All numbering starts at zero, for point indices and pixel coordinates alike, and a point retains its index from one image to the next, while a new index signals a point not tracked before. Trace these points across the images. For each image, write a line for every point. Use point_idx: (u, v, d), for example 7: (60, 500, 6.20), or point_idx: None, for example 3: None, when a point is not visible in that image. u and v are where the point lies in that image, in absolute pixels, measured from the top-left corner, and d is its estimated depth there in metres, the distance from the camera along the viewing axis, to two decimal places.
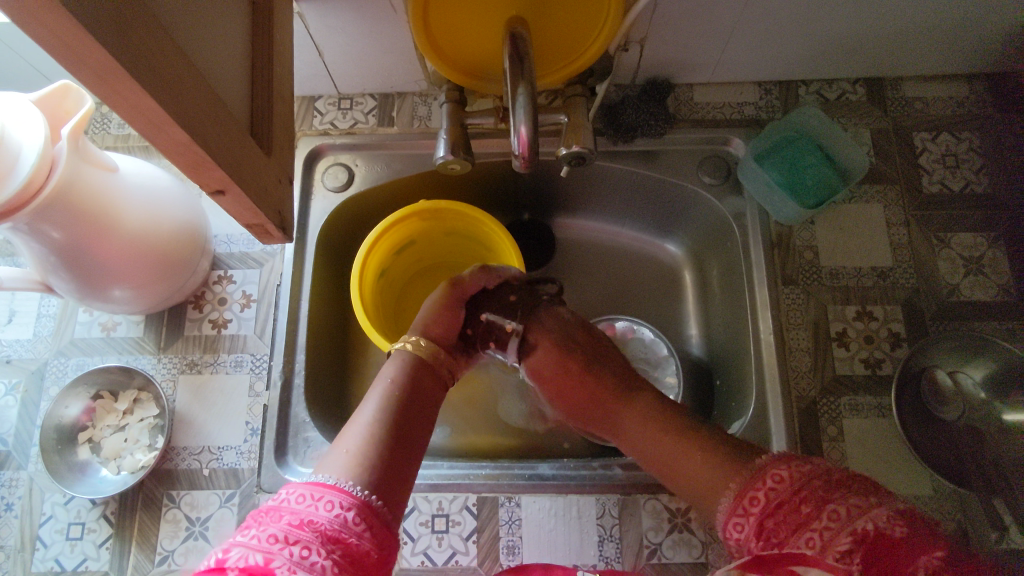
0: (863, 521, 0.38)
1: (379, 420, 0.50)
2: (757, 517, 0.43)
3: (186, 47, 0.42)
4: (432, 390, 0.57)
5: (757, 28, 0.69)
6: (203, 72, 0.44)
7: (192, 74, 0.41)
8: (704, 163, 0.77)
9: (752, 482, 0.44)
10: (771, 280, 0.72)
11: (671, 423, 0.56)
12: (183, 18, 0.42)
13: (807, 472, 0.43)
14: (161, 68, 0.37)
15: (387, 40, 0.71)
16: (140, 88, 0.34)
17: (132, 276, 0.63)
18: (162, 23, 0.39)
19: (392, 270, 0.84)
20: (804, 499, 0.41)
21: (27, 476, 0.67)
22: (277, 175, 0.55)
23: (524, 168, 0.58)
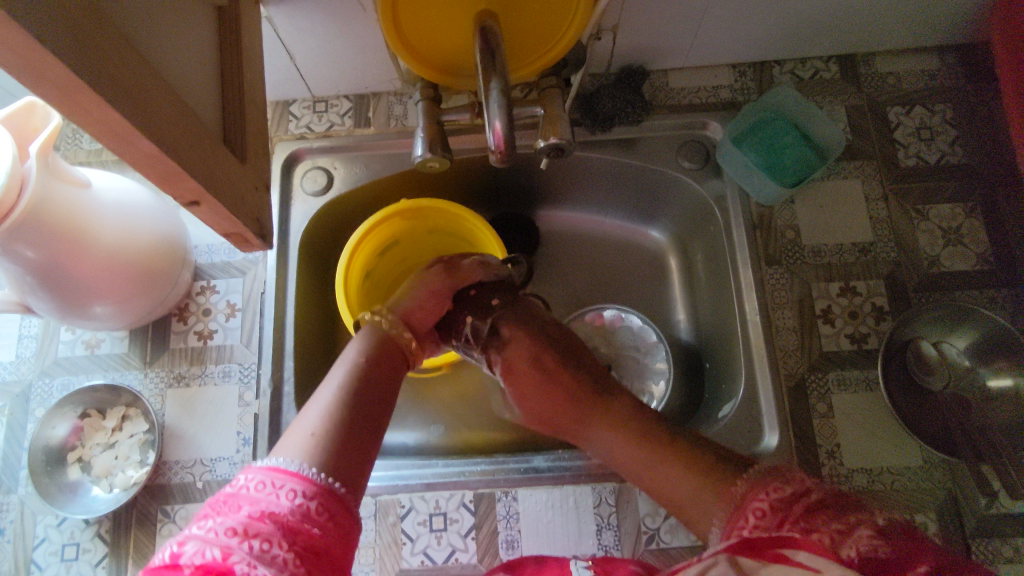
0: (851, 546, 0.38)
1: (343, 401, 0.49)
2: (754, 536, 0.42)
3: (149, 56, 0.41)
4: (397, 367, 0.56)
5: (727, 11, 0.69)
6: (169, 80, 0.44)
7: (158, 84, 0.40)
8: (683, 148, 0.77)
9: (738, 512, 0.45)
10: (755, 260, 0.72)
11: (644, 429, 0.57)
12: (144, 26, 0.42)
13: (788, 498, 0.43)
14: (124, 78, 0.36)
15: (358, 39, 0.70)
16: (104, 100, 0.34)
17: (111, 291, 0.62)
18: (123, 32, 0.38)
19: (376, 271, 0.84)
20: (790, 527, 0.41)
21: (17, 499, 0.66)
22: (253, 182, 0.54)
23: (502, 163, 0.58)
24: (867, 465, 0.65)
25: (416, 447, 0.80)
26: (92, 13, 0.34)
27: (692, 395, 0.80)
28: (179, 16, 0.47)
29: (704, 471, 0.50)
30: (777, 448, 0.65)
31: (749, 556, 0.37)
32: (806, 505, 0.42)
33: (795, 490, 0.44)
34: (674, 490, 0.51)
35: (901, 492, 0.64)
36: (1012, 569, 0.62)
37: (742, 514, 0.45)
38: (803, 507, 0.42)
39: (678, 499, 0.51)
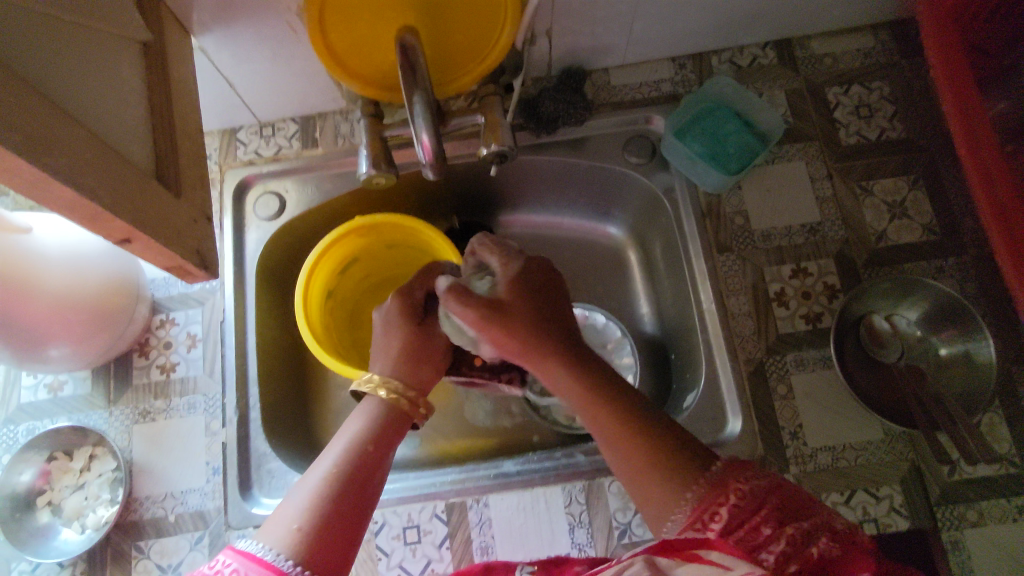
0: (812, 545, 0.39)
1: (331, 481, 0.50)
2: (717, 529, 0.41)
3: (64, 100, 0.42)
4: (395, 431, 0.57)
5: (658, 6, 0.70)
6: (88, 121, 0.44)
7: (73, 128, 0.41)
8: (628, 145, 0.78)
9: (715, 493, 0.43)
10: (706, 249, 0.73)
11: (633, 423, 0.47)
12: (58, 71, 0.42)
13: (757, 488, 0.42)
14: (31, 126, 0.36)
15: (295, 63, 0.70)
16: (15, 149, 0.34)
17: (64, 332, 0.63)
18: (28, 77, 0.39)
19: (339, 290, 0.84)
20: (762, 516, 0.41)
21: None
22: (193, 215, 0.55)
23: (437, 175, 0.59)
24: (830, 442, 0.66)
25: None
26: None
27: (660, 387, 0.81)
28: (100, 58, 0.48)
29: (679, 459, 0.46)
30: (740, 434, 0.67)
31: (667, 556, 0.40)
32: (770, 508, 0.41)
33: (765, 483, 0.43)
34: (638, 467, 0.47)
35: (865, 466, 0.65)
36: (978, 532, 0.63)
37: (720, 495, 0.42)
38: (774, 503, 0.41)
39: (649, 492, 0.46)
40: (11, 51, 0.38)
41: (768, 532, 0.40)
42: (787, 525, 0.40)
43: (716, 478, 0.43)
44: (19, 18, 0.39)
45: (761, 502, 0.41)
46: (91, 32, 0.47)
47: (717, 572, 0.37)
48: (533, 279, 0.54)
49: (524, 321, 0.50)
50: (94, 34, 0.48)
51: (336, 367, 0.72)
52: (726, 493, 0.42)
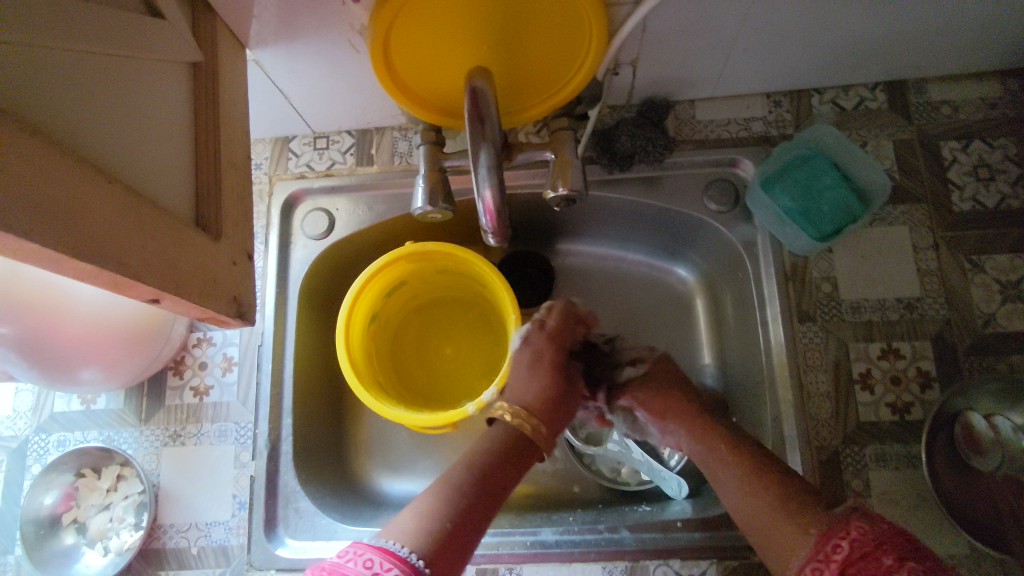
0: None
1: (463, 488, 0.49)
2: (839, 563, 0.41)
3: (93, 148, 0.37)
4: (520, 453, 0.55)
5: (761, 39, 0.62)
6: (117, 167, 0.39)
7: (102, 185, 0.36)
8: (709, 189, 0.71)
9: (835, 529, 0.43)
10: (786, 317, 0.66)
11: (771, 474, 0.51)
12: (87, 113, 0.37)
13: (877, 534, 0.41)
14: (53, 193, 0.32)
15: (355, 79, 0.65)
16: (31, 228, 0.30)
17: (97, 356, 0.60)
18: (47, 129, 0.34)
19: (384, 312, 0.80)
20: (885, 550, 0.40)
21: (15, 559, 0.66)
22: (233, 257, 0.50)
23: (498, 235, 0.52)
24: None
25: None
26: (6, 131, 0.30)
27: None
28: (143, 90, 0.43)
29: (793, 496, 0.49)
30: None
31: None
32: (898, 543, 0.40)
33: (886, 529, 0.41)
34: (751, 504, 0.51)
35: None
36: None
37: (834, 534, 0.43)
38: (892, 542, 0.40)
39: (767, 522, 0.49)
40: (30, 100, 0.33)
41: (889, 563, 0.39)
42: (906, 563, 0.38)
43: (836, 519, 0.44)
44: (40, 58, 0.35)
45: (879, 541, 0.40)
46: (132, 60, 0.42)
47: None
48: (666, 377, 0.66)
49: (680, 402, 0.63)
50: (134, 59, 0.43)
51: (376, 406, 0.68)
52: (847, 528, 0.43)
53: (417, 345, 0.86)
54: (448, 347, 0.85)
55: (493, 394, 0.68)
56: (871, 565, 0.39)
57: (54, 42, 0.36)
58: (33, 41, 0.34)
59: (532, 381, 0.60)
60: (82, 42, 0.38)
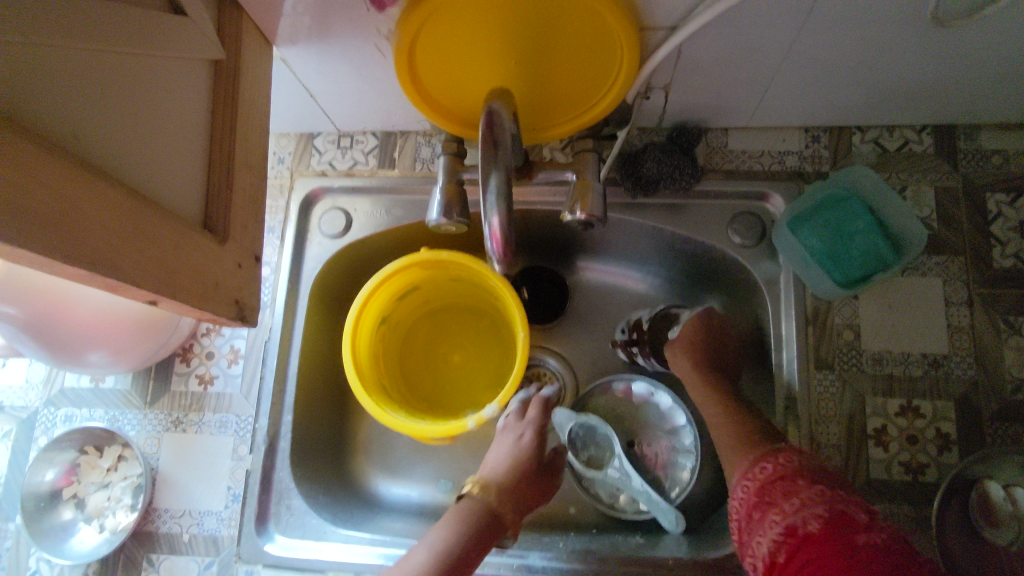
0: (840, 506, 0.49)
1: (427, 561, 0.55)
2: (762, 481, 0.54)
3: (84, 148, 0.36)
4: (487, 524, 0.61)
5: (803, 73, 0.59)
6: (112, 167, 0.39)
7: (98, 188, 0.36)
8: (735, 222, 0.68)
9: (766, 456, 0.56)
10: (802, 362, 0.63)
11: (748, 428, 0.60)
12: (80, 112, 0.37)
13: (793, 465, 0.54)
14: (44, 198, 0.31)
15: (380, 82, 0.64)
16: (15, 236, 0.30)
17: (106, 342, 0.61)
18: (42, 131, 0.34)
19: (394, 315, 0.80)
20: (799, 476, 0.52)
21: (15, 527, 0.68)
22: (238, 259, 0.50)
23: (506, 260, 0.50)
24: None
25: (415, 505, 0.75)
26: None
27: (718, 492, 0.73)
28: (157, 90, 0.43)
29: (753, 436, 0.59)
30: None
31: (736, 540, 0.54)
32: (809, 473, 0.53)
33: (802, 462, 0.54)
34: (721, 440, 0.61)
35: None
36: None
37: (769, 460, 0.55)
38: (808, 475, 0.53)
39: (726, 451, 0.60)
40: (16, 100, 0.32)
41: (803, 485, 0.52)
42: (817, 485, 0.51)
43: (769, 450, 0.56)
44: (30, 56, 0.33)
45: (798, 469, 0.53)
46: (144, 56, 0.42)
47: (760, 529, 0.52)
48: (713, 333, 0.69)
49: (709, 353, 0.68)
50: (149, 57, 0.43)
51: (375, 411, 0.68)
52: (776, 456, 0.55)
53: (426, 350, 0.86)
54: (456, 353, 0.85)
55: (493, 410, 0.67)
56: (787, 485, 0.52)
57: (48, 40, 0.35)
58: (24, 38, 0.33)
59: (508, 462, 0.66)
60: (85, 38, 0.37)
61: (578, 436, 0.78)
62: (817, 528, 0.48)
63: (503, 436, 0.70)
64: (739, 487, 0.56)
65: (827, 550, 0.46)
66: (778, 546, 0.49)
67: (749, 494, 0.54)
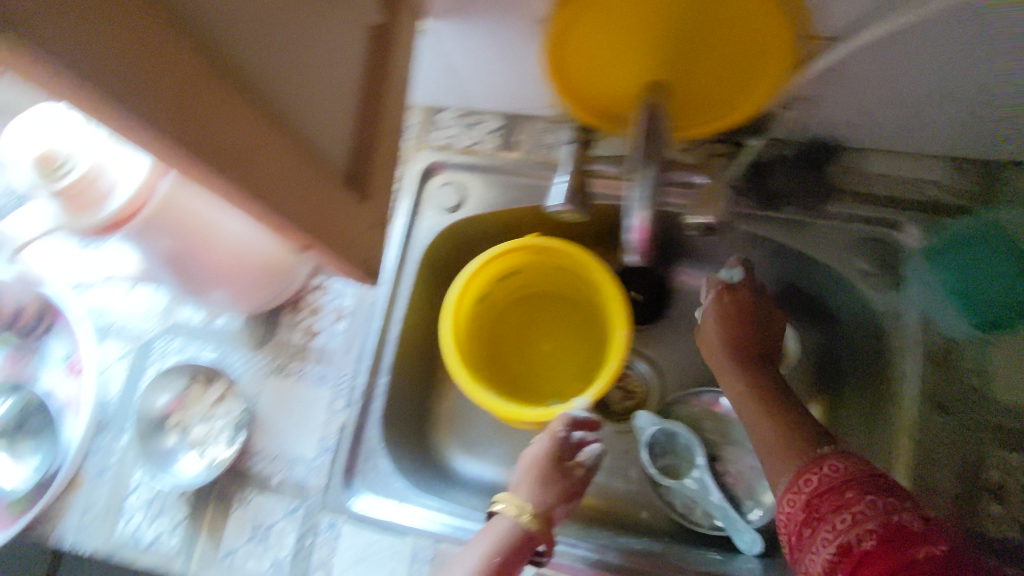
0: (896, 518, 0.44)
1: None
2: (807, 493, 0.50)
3: (271, 94, 0.39)
4: (524, 542, 0.62)
5: (963, 101, 0.56)
6: (290, 116, 0.41)
7: (265, 131, 0.37)
8: (861, 246, 0.65)
9: (812, 466, 0.52)
10: (919, 400, 0.61)
11: (777, 401, 0.61)
12: (274, 60, 0.39)
13: (844, 473, 0.49)
14: (219, 133, 0.32)
15: (519, 64, 0.65)
16: (200, 165, 0.32)
17: (230, 283, 0.64)
18: (245, 74, 0.36)
19: (492, 295, 0.81)
20: (850, 486, 0.48)
21: (122, 444, 0.72)
22: (373, 220, 0.52)
23: (641, 259, 0.50)
24: None
25: (490, 484, 0.76)
26: (182, 66, 0.30)
27: None
28: (331, 49, 0.45)
29: (797, 437, 0.56)
30: None
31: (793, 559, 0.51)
32: (865, 484, 0.48)
33: (848, 471, 0.49)
34: (758, 431, 0.60)
35: None
36: None
37: (815, 468, 0.52)
38: (858, 484, 0.48)
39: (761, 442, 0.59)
40: (211, 30, 0.33)
41: (852, 496, 0.47)
42: (869, 496, 0.47)
43: (814, 458, 0.53)
44: None
45: (848, 479, 0.49)
46: (327, 15, 0.44)
47: (812, 548, 0.48)
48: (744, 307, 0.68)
49: (749, 329, 0.68)
50: (332, 17, 0.45)
51: (467, 385, 0.69)
52: (821, 464, 0.51)
53: (515, 334, 0.86)
54: (546, 342, 0.85)
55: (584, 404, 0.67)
56: (834, 498, 0.48)
57: None
58: None
59: (538, 482, 0.67)
60: None
61: (654, 441, 0.78)
62: (872, 546, 0.44)
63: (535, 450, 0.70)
64: (785, 502, 0.52)
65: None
66: (833, 568, 0.45)
67: (795, 506, 0.51)
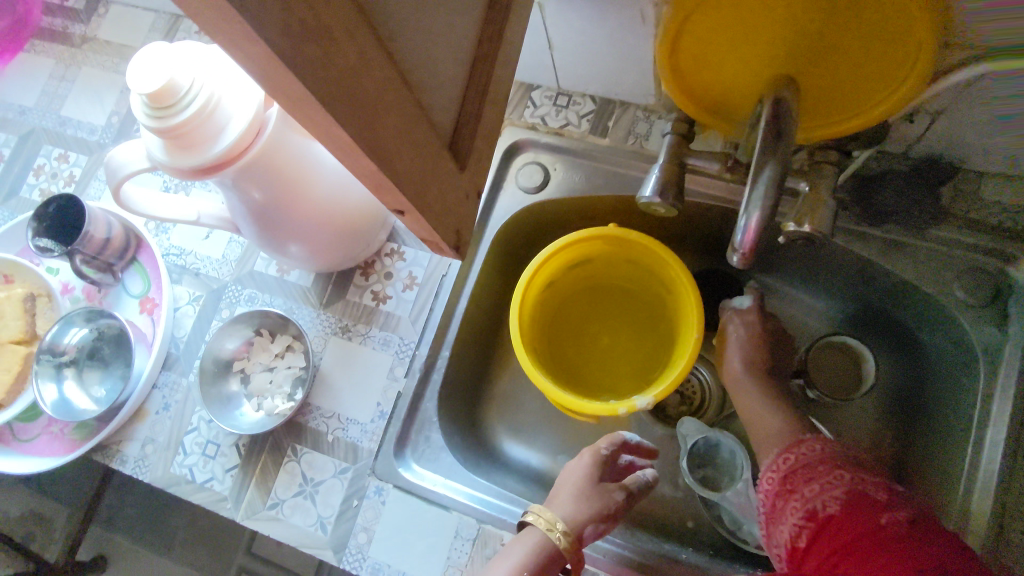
0: (860, 486, 0.52)
1: None
2: (786, 467, 0.58)
3: (397, 48, 0.38)
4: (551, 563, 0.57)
5: None
6: (411, 73, 0.40)
7: (385, 84, 0.36)
8: (964, 276, 0.61)
9: (793, 445, 0.60)
10: (1011, 449, 0.56)
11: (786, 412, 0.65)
12: (403, 13, 0.38)
13: (817, 450, 0.57)
14: (348, 79, 0.32)
15: (624, 48, 0.62)
16: (327, 109, 0.31)
17: (310, 238, 0.65)
18: (377, 24, 0.35)
19: (560, 282, 0.79)
20: (822, 460, 0.56)
21: (186, 383, 0.74)
22: (468, 190, 0.51)
23: (744, 265, 0.48)
24: None
25: (539, 472, 0.75)
26: (318, 4, 0.29)
27: None
28: (453, 9, 0.44)
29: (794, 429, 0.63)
30: None
31: (763, 524, 0.58)
32: (834, 459, 0.56)
33: (823, 449, 0.57)
34: (759, 428, 0.65)
35: None
36: None
37: (794, 445, 0.60)
38: (831, 460, 0.56)
39: (760, 437, 0.65)
40: None
41: (824, 468, 0.55)
42: (838, 469, 0.54)
43: (794, 441, 0.60)
44: None
45: (822, 455, 0.57)
46: None
47: (783, 516, 0.55)
48: (762, 333, 0.71)
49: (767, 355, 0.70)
50: None
51: (528, 369, 0.68)
52: (800, 443, 0.59)
53: (576, 324, 0.84)
54: (607, 336, 0.83)
55: (646, 403, 0.65)
56: (808, 470, 0.56)
57: None
58: None
59: (575, 500, 0.61)
60: None
61: (703, 452, 0.74)
62: (838, 510, 0.51)
63: (575, 465, 0.64)
64: (765, 476, 0.60)
65: (847, 533, 0.49)
66: (799, 530, 0.52)
67: (773, 479, 0.58)
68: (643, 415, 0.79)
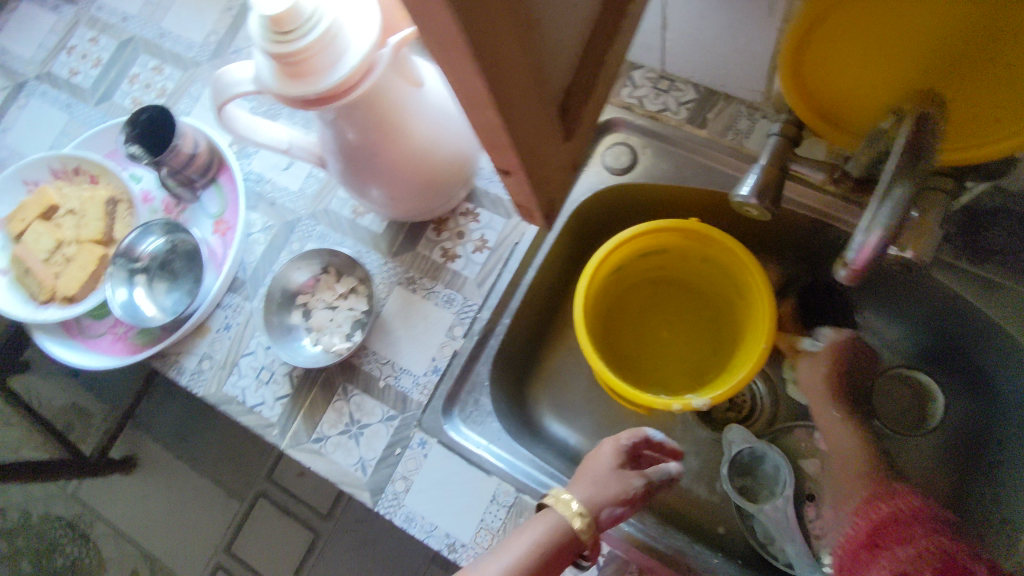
0: (958, 557, 0.48)
1: None
2: (874, 520, 0.53)
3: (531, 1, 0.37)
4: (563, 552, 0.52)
5: None
6: (539, 31, 0.39)
7: (520, 38, 0.35)
8: None
9: (883, 498, 0.55)
10: None
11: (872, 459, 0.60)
12: None
13: (910, 509, 0.53)
14: (494, 29, 0.31)
15: (744, 39, 0.60)
16: (471, 58, 0.30)
17: (391, 184, 0.64)
18: None
19: (629, 268, 0.78)
20: (916, 522, 0.51)
21: (249, 308, 0.76)
22: (568, 161, 0.50)
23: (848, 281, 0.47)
24: None
25: (577, 452, 0.75)
26: None
27: None
28: None
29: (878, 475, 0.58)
30: None
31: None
32: (929, 523, 0.51)
33: (917, 509, 0.53)
34: (844, 474, 0.61)
35: None
36: None
37: (882, 500, 0.55)
38: (926, 523, 0.51)
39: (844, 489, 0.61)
40: None
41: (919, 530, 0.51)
42: (935, 535, 0.50)
43: (883, 494, 0.55)
44: None
45: (916, 517, 0.52)
46: None
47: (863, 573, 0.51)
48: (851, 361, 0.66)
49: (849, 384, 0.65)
50: None
51: (586, 350, 0.68)
52: (893, 499, 0.54)
53: (636, 313, 0.83)
54: (665, 330, 0.82)
55: (702, 403, 0.64)
56: (899, 530, 0.51)
57: None
58: None
59: (591, 480, 0.56)
60: None
61: (745, 461, 0.74)
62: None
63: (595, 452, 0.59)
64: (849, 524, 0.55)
65: None
66: None
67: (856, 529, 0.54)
68: (690, 414, 0.78)
